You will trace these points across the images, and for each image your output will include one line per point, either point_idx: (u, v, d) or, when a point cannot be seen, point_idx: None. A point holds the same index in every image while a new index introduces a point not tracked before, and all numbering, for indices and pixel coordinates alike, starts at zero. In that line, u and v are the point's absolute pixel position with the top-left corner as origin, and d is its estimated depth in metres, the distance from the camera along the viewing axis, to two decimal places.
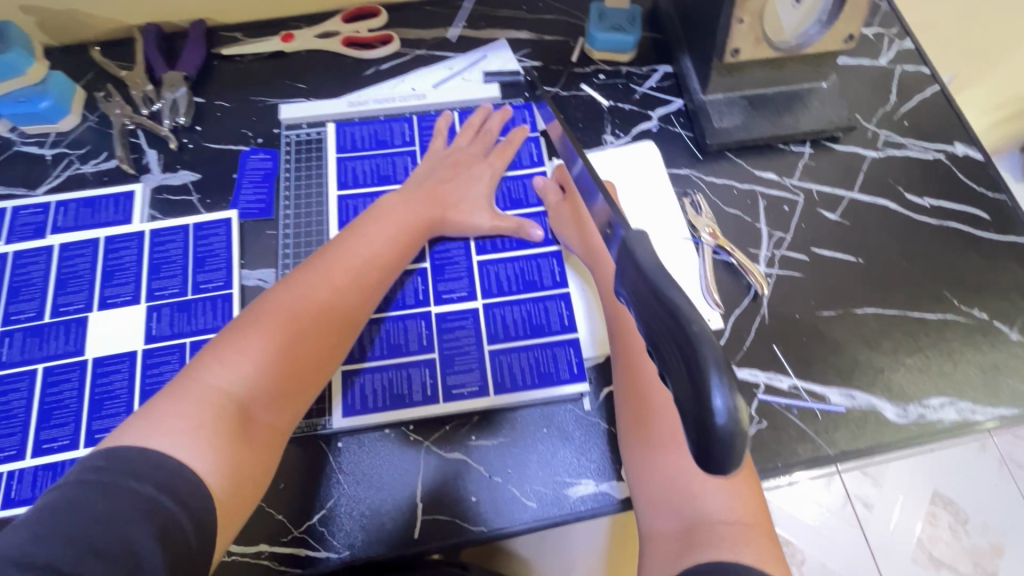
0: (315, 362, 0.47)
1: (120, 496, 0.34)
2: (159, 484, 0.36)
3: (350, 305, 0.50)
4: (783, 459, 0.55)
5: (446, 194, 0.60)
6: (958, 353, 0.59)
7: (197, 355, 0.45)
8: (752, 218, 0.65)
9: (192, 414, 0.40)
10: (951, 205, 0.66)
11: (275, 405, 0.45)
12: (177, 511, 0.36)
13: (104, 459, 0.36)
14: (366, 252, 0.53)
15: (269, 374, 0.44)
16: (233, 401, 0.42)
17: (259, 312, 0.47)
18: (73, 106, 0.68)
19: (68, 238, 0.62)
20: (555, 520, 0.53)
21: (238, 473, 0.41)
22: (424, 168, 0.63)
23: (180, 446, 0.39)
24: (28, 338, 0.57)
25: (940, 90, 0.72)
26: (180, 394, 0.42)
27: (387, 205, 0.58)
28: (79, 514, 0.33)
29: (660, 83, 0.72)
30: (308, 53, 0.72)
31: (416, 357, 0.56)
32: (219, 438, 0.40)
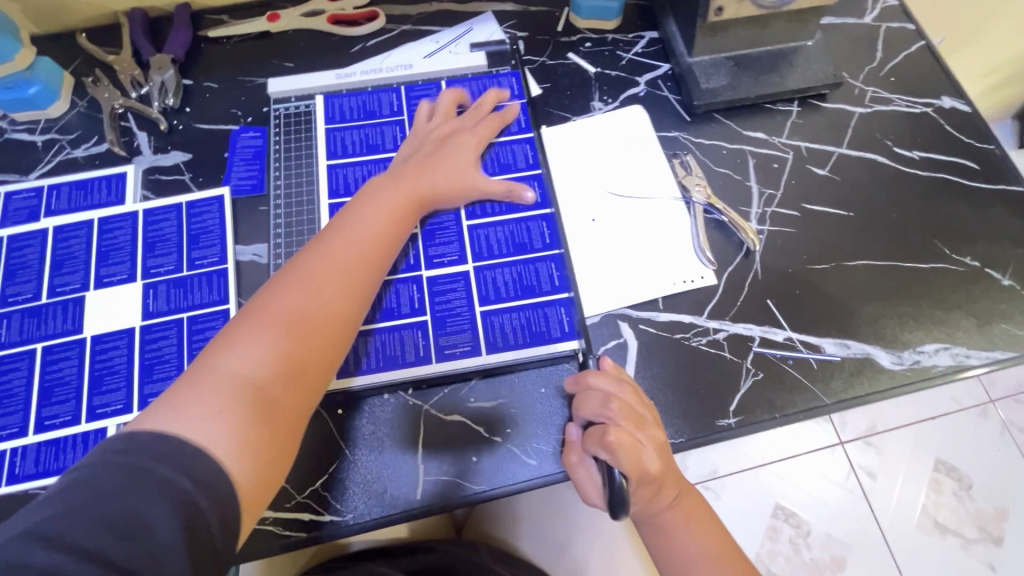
0: (325, 345, 0.47)
1: (142, 477, 0.34)
2: (181, 468, 0.36)
3: (355, 285, 0.50)
4: (780, 410, 0.56)
5: (437, 169, 0.59)
6: (952, 301, 0.60)
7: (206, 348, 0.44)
8: (741, 177, 0.66)
9: (209, 399, 0.40)
10: (940, 157, 0.67)
11: (288, 386, 0.44)
12: (197, 493, 0.35)
13: (127, 443, 0.36)
14: (361, 235, 0.53)
15: (282, 359, 0.44)
16: (247, 385, 0.42)
17: (262, 302, 0.46)
18: (62, 92, 0.68)
19: (62, 220, 0.62)
20: (556, 477, 0.53)
21: (263, 452, 0.41)
22: (411, 147, 0.62)
23: (200, 429, 0.39)
24: (26, 319, 0.57)
25: (926, 46, 0.73)
26: (193, 384, 0.41)
27: (377, 189, 0.57)
28: (100, 490, 0.33)
29: (647, 49, 0.72)
30: (294, 32, 0.73)
31: (410, 321, 0.57)
32: (239, 419, 0.40)
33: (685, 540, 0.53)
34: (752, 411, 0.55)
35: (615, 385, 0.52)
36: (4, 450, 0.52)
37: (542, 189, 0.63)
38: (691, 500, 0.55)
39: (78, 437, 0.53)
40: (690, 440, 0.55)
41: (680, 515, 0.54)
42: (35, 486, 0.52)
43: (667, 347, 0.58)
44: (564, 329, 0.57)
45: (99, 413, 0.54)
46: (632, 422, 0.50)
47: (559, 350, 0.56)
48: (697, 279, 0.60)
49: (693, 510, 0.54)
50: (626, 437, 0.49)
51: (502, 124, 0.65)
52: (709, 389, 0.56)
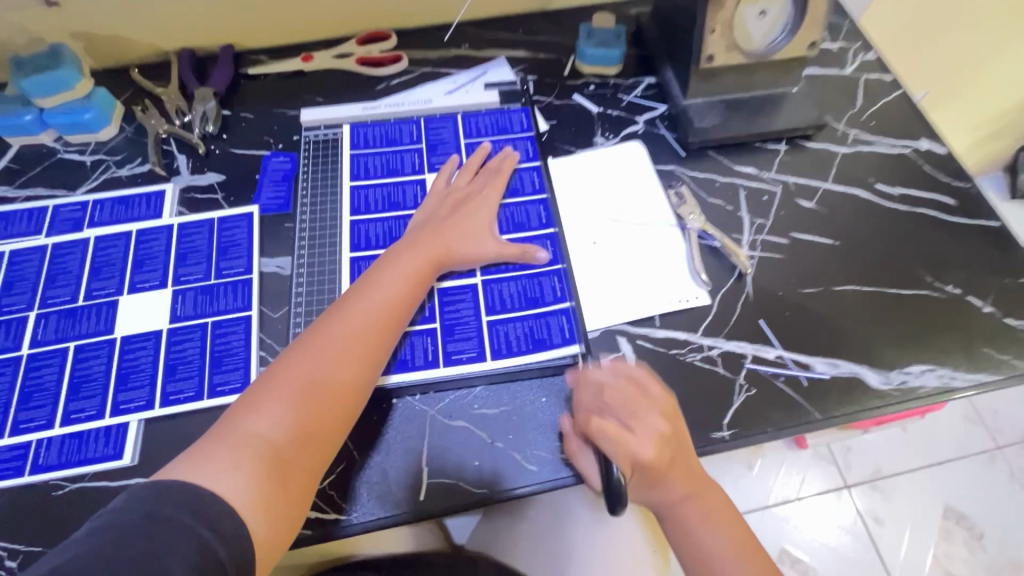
0: (340, 408, 0.51)
1: (159, 522, 0.39)
2: (195, 513, 0.41)
3: (372, 350, 0.53)
4: (772, 424, 0.58)
5: (453, 235, 0.62)
6: (935, 326, 0.63)
7: (235, 407, 0.49)
8: (733, 207, 0.70)
9: (234, 458, 0.45)
10: (919, 193, 0.71)
11: (305, 448, 0.48)
12: (212, 539, 0.40)
13: (150, 490, 0.41)
14: (377, 300, 0.56)
15: (301, 422, 0.49)
16: (266, 446, 0.47)
17: (285, 368, 0.51)
18: (113, 119, 0.75)
19: (103, 231, 0.67)
20: (555, 483, 0.55)
21: (285, 509, 0.46)
22: (427, 212, 0.65)
23: (227, 480, 0.44)
24: (62, 319, 0.61)
25: (903, 95, 0.79)
26: (220, 442, 0.46)
27: (396, 253, 0.60)
28: (118, 538, 0.38)
29: (645, 92, 0.79)
30: (325, 71, 0.80)
31: (421, 325, 0.60)
32: (259, 482, 0.45)
33: (705, 535, 0.55)
34: (744, 423, 0.57)
35: (613, 376, 0.56)
36: (31, 441, 0.55)
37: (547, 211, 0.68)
38: (714, 501, 0.56)
39: (101, 430, 0.56)
40: None
41: (704, 513, 0.55)
42: (56, 476, 0.54)
43: (665, 360, 0.61)
44: (564, 338, 0.60)
45: (123, 408, 0.57)
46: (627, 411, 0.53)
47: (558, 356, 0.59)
48: (695, 298, 0.64)
49: (719, 513, 0.56)
50: (615, 428, 0.52)
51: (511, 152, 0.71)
52: (703, 401, 0.59)
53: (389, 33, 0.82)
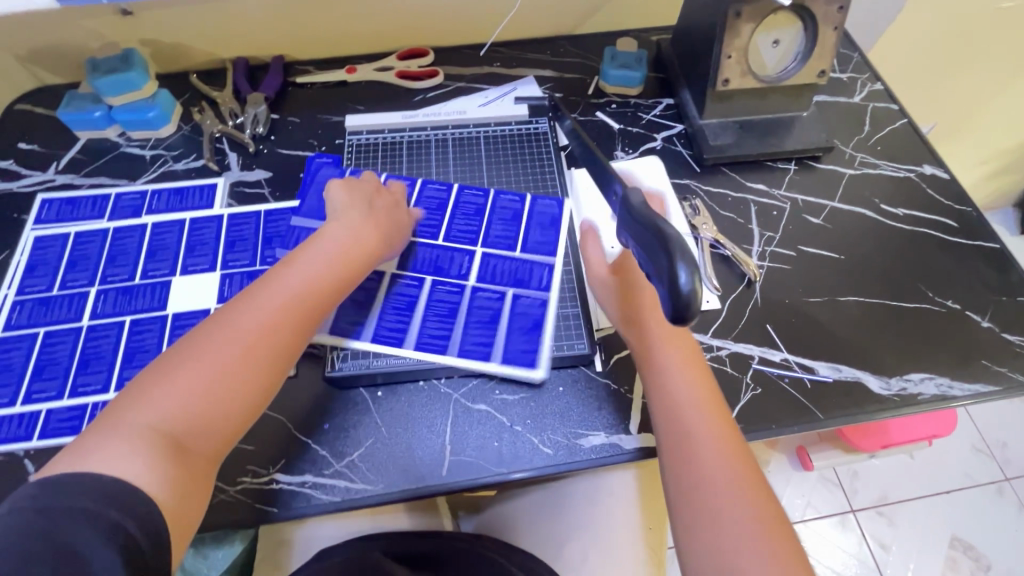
0: (247, 392, 0.50)
1: (67, 514, 0.40)
2: (110, 503, 0.41)
3: (283, 337, 0.52)
4: (777, 421, 0.61)
5: (384, 235, 0.63)
6: (934, 337, 0.66)
7: (127, 393, 0.48)
8: (744, 220, 0.75)
9: (125, 445, 0.44)
10: (922, 214, 0.75)
11: (204, 433, 0.47)
12: (123, 519, 0.41)
13: (41, 488, 0.41)
14: (290, 288, 0.54)
15: (197, 406, 0.47)
16: (160, 430, 0.46)
17: (182, 355, 0.49)
18: (172, 118, 0.81)
19: (160, 218, 0.73)
20: (569, 466, 0.58)
21: (185, 493, 0.45)
22: (354, 207, 0.64)
23: (117, 468, 0.43)
24: (120, 295, 0.67)
25: (908, 123, 0.84)
26: (109, 430, 0.45)
27: (318, 243, 0.59)
28: (36, 528, 0.39)
29: (664, 112, 0.84)
30: (367, 82, 0.87)
31: (423, 316, 0.64)
32: (155, 468, 0.44)
33: (713, 468, 0.48)
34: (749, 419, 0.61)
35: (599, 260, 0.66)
36: (88, 402, 0.60)
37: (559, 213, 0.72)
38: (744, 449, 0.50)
39: None
40: None
41: (728, 454, 0.49)
42: None
43: None
44: (561, 333, 0.64)
45: None
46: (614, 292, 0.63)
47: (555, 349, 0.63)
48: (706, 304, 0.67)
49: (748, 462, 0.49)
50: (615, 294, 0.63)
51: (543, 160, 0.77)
52: None
53: (427, 50, 0.89)
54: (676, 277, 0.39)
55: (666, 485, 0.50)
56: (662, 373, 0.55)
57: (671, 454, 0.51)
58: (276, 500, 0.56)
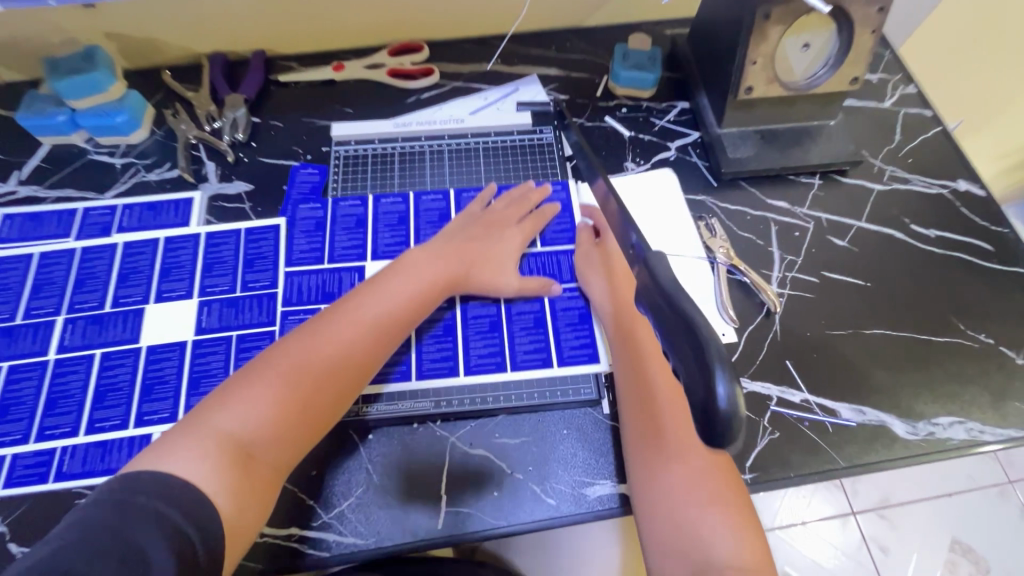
0: (323, 406, 0.52)
1: (133, 511, 0.41)
2: (168, 504, 0.43)
3: (361, 355, 0.55)
4: (796, 469, 0.57)
5: (472, 253, 0.63)
6: (965, 375, 0.62)
7: (212, 397, 0.51)
8: (764, 242, 0.69)
9: (202, 448, 0.47)
10: (955, 236, 0.70)
11: (273, 447, 0.50)
12: (184, 524, 0.42)
13: (120, 483, 0.43)
14: (375, 309, 0.57)
15: (268, 420, 0.50)
16: (235, 437, 0.48)
17: (267, 363, 0.52)
18: (144, 122, 0.75)
19: (132, 237, 0.67)
20: (572, 518, 0.54)
21: (246, 502, 0.47)
22: (459, 227, 0.66)
23: (191, 469, 0.46)
24: (89, 325, 0.62)
25: (942, 132, 0.77)
26: (191, 431, 0.48)
27: (407, 265, 0.61)
28: (97, 527, 0.40)
29: (679, 117, 0.78)
30: (356, 80, 0.80)
31: (464, 333, 0.62)
32: (220, 475, 0.46)
33: (681, 475, 0.50)
34: (767, 468, 0.57)
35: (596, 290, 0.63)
36: (56, 447, 0.56)
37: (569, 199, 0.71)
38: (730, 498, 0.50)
39: (124, 441, 0.56)
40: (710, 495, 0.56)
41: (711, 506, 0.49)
42: (79, 485, 0.54)
43: None
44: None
45: (146, 420, 0.57)
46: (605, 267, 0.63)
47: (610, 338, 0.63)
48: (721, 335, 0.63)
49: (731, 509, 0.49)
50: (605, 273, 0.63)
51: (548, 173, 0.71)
52: None
53: (422, 44, 0.81)
54: (708, 385, 0.30)
55: (642, 536, 0.50)
56: (648, 444, 0.52)
57: (652, 514, 0.50)
58: (256, 555, 0.52)
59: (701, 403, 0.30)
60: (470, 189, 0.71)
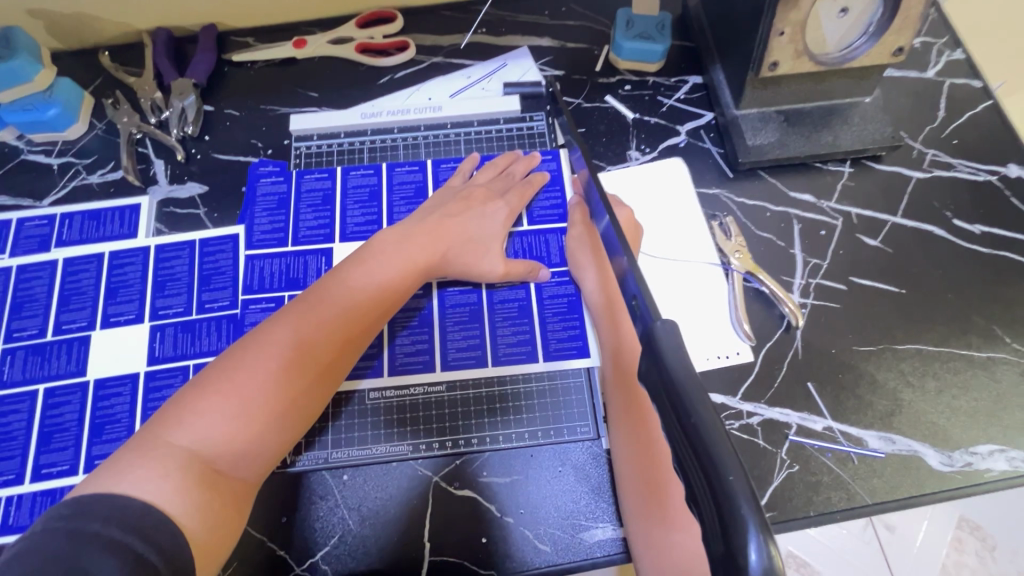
0: (303, 403, 0.45)
1: (86, 538, 0.33)
2: (127, 525, 0.34)
3: (344, 344, 0.48)
4: (816, 508, 0.51)
5: (454, 233, 0.56)
6: (1008, 395, 0.55)
7: (168, 404, 0.42)
8: (786, 243, 0.61)
9: (162, 464, 0.38)
10: (1003, 232, 0.62)
11: (247, 458, 0.42)
12: (150, 549, 0.34)
13: (70, 507, 0.34)
14: (353, 292, 0.49)
15: (242, 427, 0.42)
16: (203, 449, 0.40)
17: (234, 359, 0.43)
18: (81, 114, 0.66)
19: (73, 252, 0.60)
20: (569, 566, 0.49)
21: (218, 525, 0.39)
22: (435, 202, 0.58)
23: (151, 490, 0.37)
24: (30, 357, 0.55)
25: (994, 106, 0.67)
26: (150, 445, 0.39)
27: (383, 243, 0.53)
28: (44, 560, 0.31)
29: (690, 95, 0.68)
30: (321, 58, 0.70)
31: (442, 325, 0.57)
32: (189, 494, 0.38)
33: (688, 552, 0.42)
34: (785, 507, 0.51)
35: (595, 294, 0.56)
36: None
37: (560, 170, 0.64)
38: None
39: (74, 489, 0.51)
40: None
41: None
42: None
43: None
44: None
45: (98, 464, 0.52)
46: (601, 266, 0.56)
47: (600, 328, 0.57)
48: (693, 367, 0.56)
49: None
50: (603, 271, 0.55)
51: (538, 157, 0.63)
52: None
53: (395, 13, 0.71)
54: (729, 541, 0.23)
55: None
56: (655, 518, 0.44)
57: None
58: None
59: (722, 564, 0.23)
60: (449, 160, 0.64)
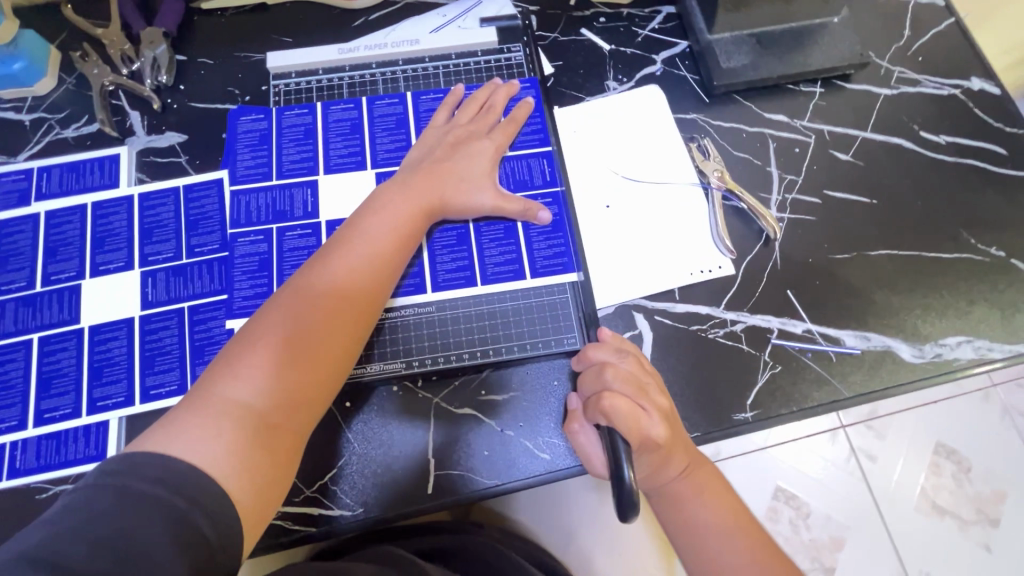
0: (334, 356, 0.47)
1: (132, 498, 0.34)
2: (170, 485, 0.36)
3: (362, 297, 0.49)
4: (797, 404, 0.54)
5: (445, 175, 0.56)
6: (975, 292, 0.58)
7: (208, 368, 0.44)
8: (762, 161, 0.63)
9: (212, 425, 0.40)
10: (967, 142, 0.64)
11: (291, 409, 0.44)
12: (193, 511, 0.36)
13: (120, 464, 0.36)
14: (368, 247, 0.51)
15: (279, 382, 0.44)
16: (246, 410, 0.42)
17: (264, 326, 0.46)
18: (49, 68, 0.64)
19: (55, 205, 0.59)
20: (569, 471, 0.52)
21: (262, 482, 0.41)
22: (423, 149, 0.59)
23: (201, 453, 0.39)
24: (21, 308, 0.55)
25: (956, 24, 0.69)
26: (198, 407, 0.41)
27: (385, 197, 0.54)
28: (95, 515, 0.33)
29: (664, 25, 0.68)
30: (292, 3, 0.69)
31: (430, 250, 0.58)
32: (238, 451, 0.40)
33: (700, 522, 0.50)
34: (769, 404, 0.54)
35: (615, 355, 0.51)
36: (4, 443, 0.51)
37: (539, 97, 0.64)
38: (705, 469, 0.52)
39: (80, 429, 0.52)
40: (706, 435, 0.53)
41: (694, 485, 0.51)
42: (37, 480, 0.50)
43: (684, 338, 0.56)
44: (589, 229, 0.60)
45: (100, 406, 0.52)
46: (633, 389, 0.48)
47: (584, 242, 0.59)
48: (671, 283, 0.58)
49: (704, 478, 0.51)
50: (626, 403, 0.47)
51: (516, 85, 0.64)
52: (720, 381, 0.55)
53: None
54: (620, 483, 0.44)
55: None
56: (669, 501, 0.51)
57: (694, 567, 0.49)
58: None
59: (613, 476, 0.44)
60: (430, 92, 0.64)
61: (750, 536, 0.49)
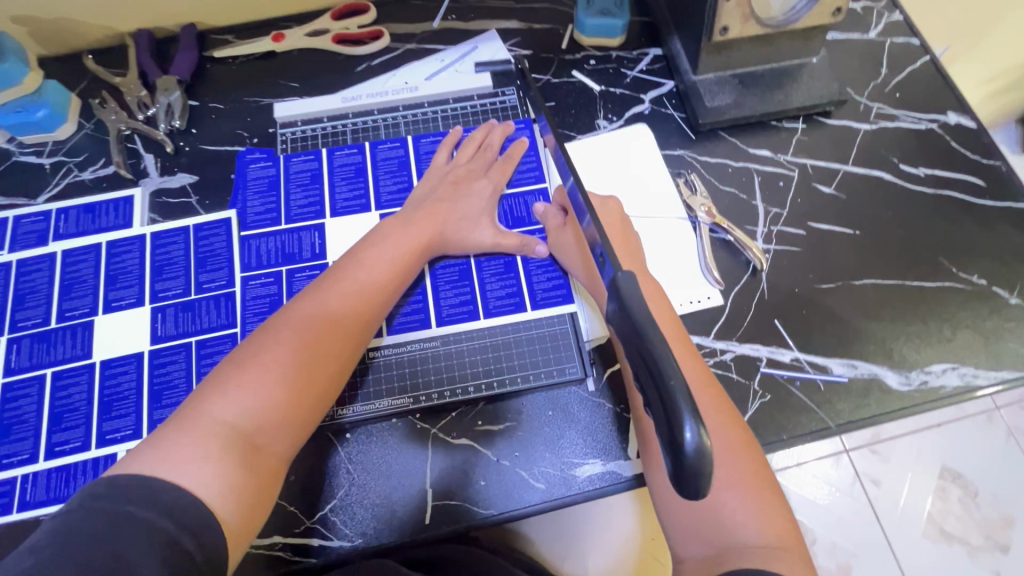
0: (324, 379, 0.48)
1: (122, 520, 0.35)
2: (161, 509, 0.37)
3: (353, 324, 0.51)
4: (788, 431, 0.55)
5: (446, 213, 0.59)
6: (958, 319, 0.60)
7: (200, 388, 0.45)
8: (747, 196, 0.66)
9: (197, 445, 0.41)
10: (945, 173, 0.67)
11: (279, 432, 0.45)
12: (178, 531, 0.36)
13: (105, 487, 0.37)
14: (363, 277, 0.53)
15: (269, 406, 0.45)
16: (234, 432, 0.43)
17: (257, 348, 0.47)
18: (69, 114, 0.68)
19: (71, 244, 0.62)
20: (565, 500, 0.53)
21: (246, 506, 0.41)
22: (425, 189, 0.62)
23: (189, 473, 0.39)
24: (36, 344, 0.58)
25: (931, 61, 0.72)
26: (187, 425, 0.42)
27: (384, 230, 0.57)
28: (85, 539, 0.34)
29: (652, 66, 0.72)
30: (299, 51, 0.72)
31: (434, 285, 0.60)
32: (224, 473, 0.41)
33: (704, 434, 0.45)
34: (759, 432, 0.55)
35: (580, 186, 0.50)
36: (16, 476, 0.53)
37: (533, 137, 0.68)
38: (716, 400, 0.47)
39: (89, 462, 0.53)
40: None
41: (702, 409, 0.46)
42: (45, 513, 0.52)
43: None
44: None
45: (110, 439, 0.54)
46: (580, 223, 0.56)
47: None
48: None
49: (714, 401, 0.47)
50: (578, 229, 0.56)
51: (512, 127, 0.67)
52: None
53: (368, 4, 0.74)
54: (675, 426, 0.32)
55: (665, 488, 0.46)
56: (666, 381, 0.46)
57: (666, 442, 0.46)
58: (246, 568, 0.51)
59: (672, 441, 0.32)
60: (429, 135, 0.68)
61: (755, 490, 0.43)
